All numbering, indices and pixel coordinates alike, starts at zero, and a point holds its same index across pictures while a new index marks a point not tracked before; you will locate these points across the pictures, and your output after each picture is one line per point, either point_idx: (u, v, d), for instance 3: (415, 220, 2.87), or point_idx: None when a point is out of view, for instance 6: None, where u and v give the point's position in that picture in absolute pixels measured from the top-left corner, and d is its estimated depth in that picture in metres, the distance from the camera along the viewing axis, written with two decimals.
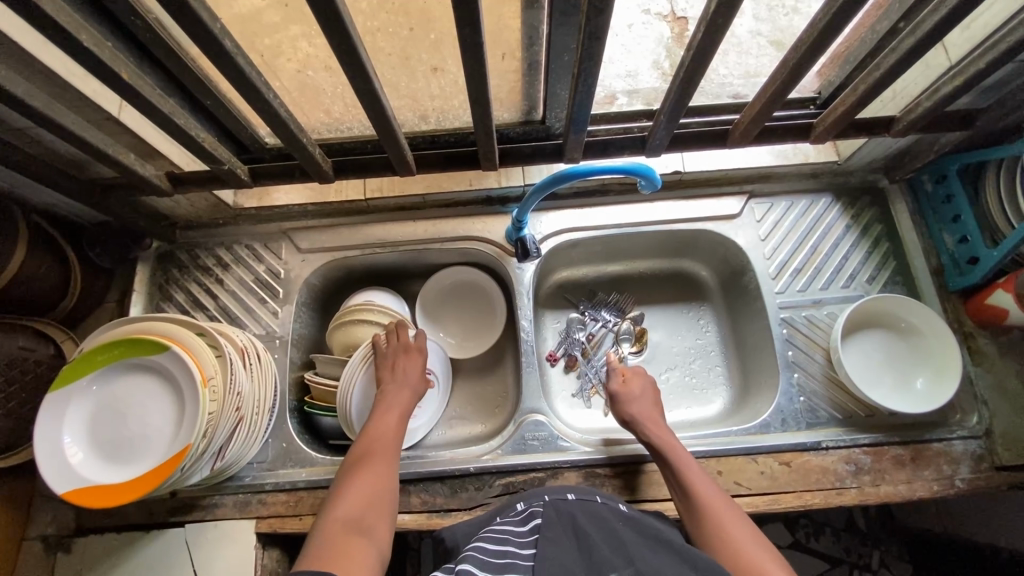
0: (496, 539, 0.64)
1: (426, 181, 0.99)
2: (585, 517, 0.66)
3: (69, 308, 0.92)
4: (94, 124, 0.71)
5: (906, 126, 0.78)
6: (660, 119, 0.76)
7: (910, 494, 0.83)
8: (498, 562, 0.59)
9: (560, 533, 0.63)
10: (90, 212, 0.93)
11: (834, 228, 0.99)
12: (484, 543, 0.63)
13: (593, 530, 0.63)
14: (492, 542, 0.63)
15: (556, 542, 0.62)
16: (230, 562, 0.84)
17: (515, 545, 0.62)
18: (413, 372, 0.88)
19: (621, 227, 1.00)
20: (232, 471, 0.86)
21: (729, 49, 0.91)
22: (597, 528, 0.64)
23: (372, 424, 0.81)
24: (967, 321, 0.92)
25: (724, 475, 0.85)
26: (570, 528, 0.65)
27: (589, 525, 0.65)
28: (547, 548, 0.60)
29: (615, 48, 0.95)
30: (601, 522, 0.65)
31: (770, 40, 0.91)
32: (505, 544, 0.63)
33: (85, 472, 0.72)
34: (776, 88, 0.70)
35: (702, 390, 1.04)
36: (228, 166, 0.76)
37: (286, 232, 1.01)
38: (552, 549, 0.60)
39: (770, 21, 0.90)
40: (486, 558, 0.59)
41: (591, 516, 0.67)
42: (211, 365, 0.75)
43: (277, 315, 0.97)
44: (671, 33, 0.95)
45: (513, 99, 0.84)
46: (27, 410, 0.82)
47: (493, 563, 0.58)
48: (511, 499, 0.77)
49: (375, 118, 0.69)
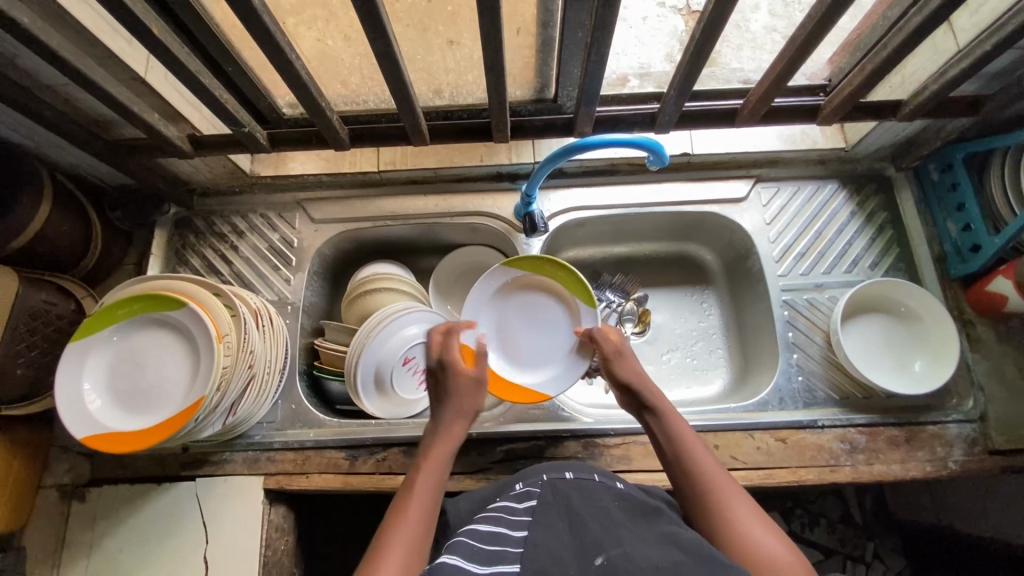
0: (490, 520, 0.61)
1: (438, 155, 1.02)
2: (580, 496, 0.62)
3: (89, 267, 0.95)
4: (122, 83, 0.73)
5: (912, 110, 0.80)
6: (670, 93, 0.78)
7: (904, 473, 0.85)
8: (487, 549, 0.55)
9: (552, 512, 0.59)
10: (112, 175, 0.95)
11: (840, 214, 1.00)
12: (477, 527, 0.60)
13: (586, 511, 0.60)
14: (484, 526, 0.60)
15: (548, 525, 0.57)
16: (238, 516, 0.87)
17: (506, 526, 0.59)
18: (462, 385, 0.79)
19: (628, 207, 1.01)
20: (242, 428, 0.88)
21: (744, 44, 0.91)
22: (592, 508, 0.60)
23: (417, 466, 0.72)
24: (967, 309, 0.93)
25: (721, 449, 0.86)
26: (562, 507, 0.61)
27: (582, 505, 0.61)
28: (536, 532, 0.57)
29: (628, 40, 0.96)
30: (596, 502, 0.61)
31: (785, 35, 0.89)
32: (498, 526, 0.60)
33: (105, 422, 0.75)
34: (785, 65, 0.71)
35: (702, 370, 1.05)
36: (249, 129, 0.79)
37: (300, 202, 1.04)
38: (542, 532, 0.57)
39: (786, 18, 0.88)
40: (476, 547, 0.56)
41: (588, 495, 0.62)
42: (226, 322, 0.77)
43: (290, 283, 1.00)
44: (685, 27, 0.94)
45: (527, 75, 0.85)
46: (49, 360, 0.85)
47: (482, 551, 0.55)
48: (509, 480, 0.75)
49: (393, 83, 0.71)
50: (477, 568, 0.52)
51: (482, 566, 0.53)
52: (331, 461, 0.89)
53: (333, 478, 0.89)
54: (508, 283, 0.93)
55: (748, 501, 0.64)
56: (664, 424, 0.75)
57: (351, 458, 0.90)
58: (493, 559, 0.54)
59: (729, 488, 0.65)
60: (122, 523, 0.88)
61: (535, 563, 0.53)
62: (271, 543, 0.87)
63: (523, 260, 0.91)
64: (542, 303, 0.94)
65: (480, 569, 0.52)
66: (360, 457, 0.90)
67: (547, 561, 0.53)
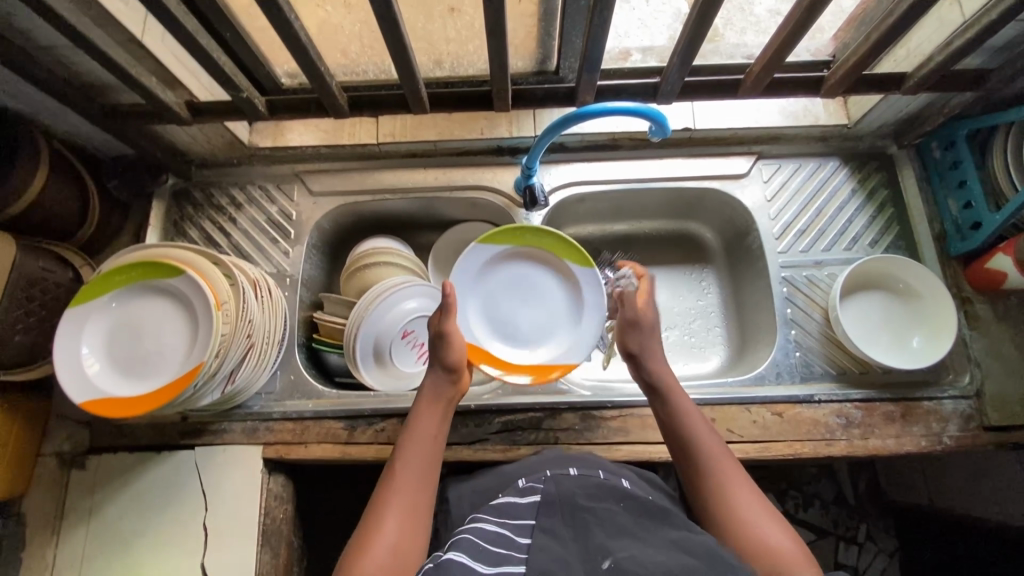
0: (496, 515, 0.62)
1: (438, 127, 1.00)
2: (585, 496, 0.62)
3: (87, 236, 0.95)
4: (119, 45, 0.73)
5: (916, 83, 0.79)
6: (672, 63, 0.77)
7: (898, 448, 0.85)
8: (493, 549, 0.56)
9: (558, 514, 0.60)
10: (109, 144, 0.95)
11: (840, 192, 0.99)
12: (483, 524, 0.60)
13: (592, 510, 0.61)
14: (490, 521, 0.61)
15: (554, 529, 0.59)
16: (237, 484, 0.88)
17: (512, 524, 0.60)
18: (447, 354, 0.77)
19: (629, 183, 1.01)
20: (241, 399, 0.89)
21: (747, 28, 0.90)
22: (597, 507, 0.61)
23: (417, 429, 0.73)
24: (966, 286, 0.93)
25: (717, 422, 0.87)
26: (567, 505, 0.61)
27: (588, 503, 0.62)
28: (542, 533, 0.58)
29: (628, 22, 0.95)
30: (601, 501, 0.62)
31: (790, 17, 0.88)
32: (503, 521, 0.61)
33: (104, 388, 0.75)
34: (789, 33, 0.70)
35: (700, 348, 1.06)
36: (247, 95, 0.78)
37: (299, 175, 1.03)
38: (548, 533, 0.58)
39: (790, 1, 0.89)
40: (483, 546, 0.57)
41: (593, 494, 0.63)
42: (224, 290, 0.77)
43: (289, 255, 1.00)
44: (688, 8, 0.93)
45: (528, 46, 0.84)
46: (48, 327, 0.85)
47: (490, 549, 0.56)
48: (512, 475, 0.78)
49: (393, 47, 0.70)
50: (482, 569, 0.54)
51: (488, 565, 0.54)
52: (330, 431, 0.90)
53: (331, 448, 0.89)
54: (492, 259, 0.93)
55: (750, 490, 0.66)
56: (669, 405, 0.76)
57: (350, 429, 0.90)
58: (500, 559, 0.55)
59: (730, 475, 0.68)
60: (122, 491, 0.88)
61: (542, 563, 0.54)
62: (270, 511, 0.88)
63: (505, 232, 0.91)
64: (535, 272, 0.94)
65: (488, 570, 0.54)
66: (358, 427, 0.90)
67: (555, 563, 0.54)
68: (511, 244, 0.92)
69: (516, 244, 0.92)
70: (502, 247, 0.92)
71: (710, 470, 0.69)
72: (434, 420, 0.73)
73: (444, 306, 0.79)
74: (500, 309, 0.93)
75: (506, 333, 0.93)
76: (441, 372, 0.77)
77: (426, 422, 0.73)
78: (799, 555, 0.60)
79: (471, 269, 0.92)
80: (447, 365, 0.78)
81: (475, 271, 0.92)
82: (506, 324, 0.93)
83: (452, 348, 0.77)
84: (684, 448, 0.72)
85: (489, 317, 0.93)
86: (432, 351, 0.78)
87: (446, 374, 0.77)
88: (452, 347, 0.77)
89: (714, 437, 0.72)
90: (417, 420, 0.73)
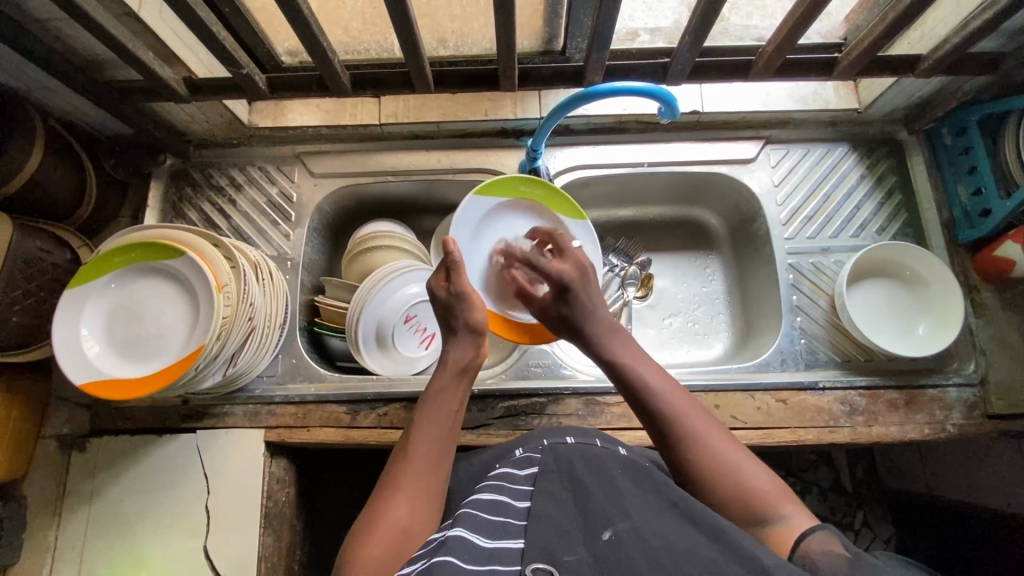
0: (492, 488, 0.62)
1: (441, 108, 0.98)
2: (583, 465, 0.63)
3: (85, 217, 0.93)
4: (113, 17, 0.71)
5: (931, 66, 0.78)
6: (683, 41, 0.74)
7: (902, 435, 0.85)
8: (492, 520, 0.56)
9: (556, 485, 0.60)
10: (105, 122, 0.93)
11: (849, 177, 0.98)
12: (480, 496, 0.61)
13: (591, 480, 0.60)
14: (486, 494, 0.61)
15: (551, 497, 0.58)
16: (239, 468, 0.87)
17: (509, 495, 0.60)
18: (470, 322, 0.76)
19: (636, 167, 0.99)
20: (242, 381, 0.88)
21: (753, 10, 0.90)
22: (596, 477, 0.60)
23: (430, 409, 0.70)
24: (973, 274, 0.92)
25: (721, 408, 0.87)
26: (566, 477, 0.62)
27: (587, 475, 0.61)
28: (539, 503, 0.58)
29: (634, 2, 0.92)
30: (600, 470, 0.61)
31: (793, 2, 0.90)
32: (500, 494, 0.61)
33: (103, 368, 0.74)
34: (804, 12, 0.69)
35: (704, 335, 1.05)
36: (247, 72, 0.77)
37: (300, 156, 1.01)
38: (545, 504, 0.58)
39: None
40: (482, 517, 0.57)
41: (591, 463, 0.63)
42: (225, 272, 0.76)
43: (289, 238, 0.98)
44: None
45: (535, 25, 0.82)
46: (47, 309, 0.84)
47: (488, 522, 0.56)
48: (510, 446, 0.77)
49: (398, 23, 0.69)
50: (483, 540, 0.54)
51: (488, 538, 0.54)
52: (332, 415, 0.89)
53: (334, 432, 0.89)
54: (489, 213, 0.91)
55: (722, 432, 0.65)
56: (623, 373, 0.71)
57: (353, 413, 0.90)
58: (499, 531, 0.55)
59: (699, 420, 0.66)
60: (123, 473, 0.88)
61: (541, 537, 0.53)
62: (272, 494, 0.88)
63: (501, 184, 0.90)
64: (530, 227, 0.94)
65: (487, 543, 0.53)
66: (361, 411, 0.90)
67: (553, 535, 0.53)
68: (503, 197, 0.92)
69: (508, 196, 0.92)
70: (495, 202, 0.91)
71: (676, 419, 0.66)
72: (456, 394, 0.72)
73: (450, 264, 0.77)
74: (499, 267, 0.92)
75: (507, 291, 0.92)
76: (468, 336, 0.76)
77: (449, 396, 0.72)
78: (781, 490, 0.60)
79: (468, 225, 0.90)
80: (472, 327, 0.76)
81: (472, 226, 0.90)
82: (505, 283, 0.92)
83: (476, 308, 0.76)
84: (645, 402, 0.68)
85: (488, 276, 0.91)
86: (453, 313, 0.76)
87: (472, 338, 0.76)
88: (475, 307, 0.76)
89: (671, 382, 0.70)
90: (437, 396, 0.71)
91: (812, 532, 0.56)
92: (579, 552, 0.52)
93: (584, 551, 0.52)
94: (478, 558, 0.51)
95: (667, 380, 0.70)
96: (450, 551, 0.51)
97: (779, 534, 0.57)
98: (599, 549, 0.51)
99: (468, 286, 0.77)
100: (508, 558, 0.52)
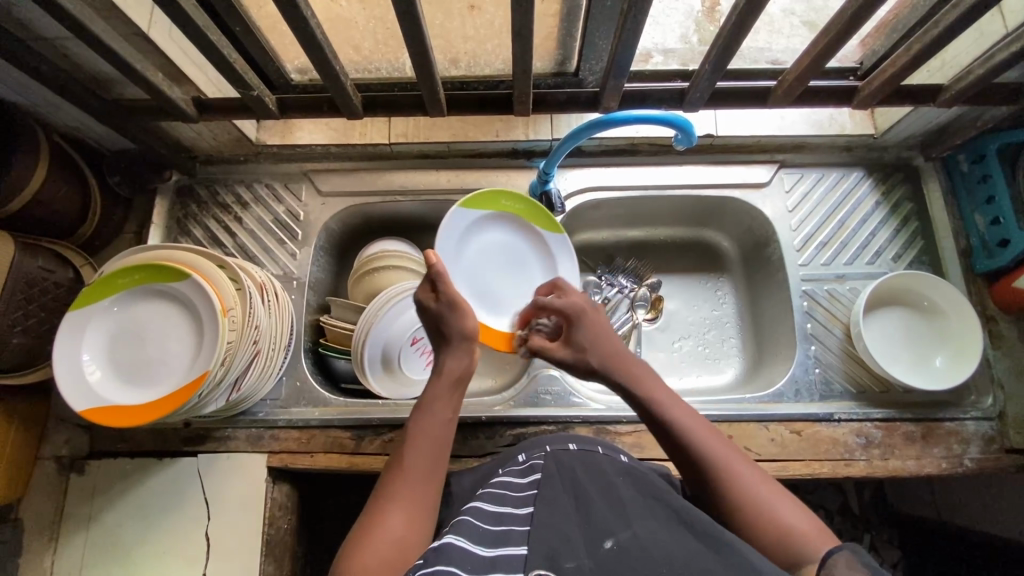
0: (494, 498, 0.60)
1: (451, 129, 0.97)
2: (584, 472, 0.61)
3: (87, 234, 0.92)
4: (124, 38, 0.70)
5: (952, 97, 0.77)
6: (704, 68, 0.73)
7: (918, 469, 0.84)
8: (494, 530, 0.54)
9: (557, 489, 0.59)
10: (111, 138, 0.91)
11: (864, 204, 0.97)
12: (481, 505, 0.58)
13: (592, 489, 0.58)
14: (488, 504, 0.58)
15: (553, 502, 0.56)
16: (240, 493, 0.85)
17: (512, 504, 0.58)
18: (456, 332, 0.73)
19: (647, 189, 0.98)
20: (245, 406, 0.86)
21: (761, 27, 0.89)
22: (598, 486, 0.59)
23: (418, 418, 0.68)
24: (991, 305, 0.91)
25: (734, 440, 0.85)
26: (566, 482, 0.60)
27: (588, 482, 0.59)
28: (542, 509, 0.56)
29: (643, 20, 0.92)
30: (601, 479, 0.60)
31: (803, 20, 0.88)
32: (503, 504, 0.58)
33: (103, 392, 0.72)
34: (828, 41, 0.67)
35: (715, 359, 1.03)
36: (257, 93, 0.75)
37: (307, 173, 1.00)
38: (546, 509, 0.56)
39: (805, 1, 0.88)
40: (484, 527, 0.54)
41: (593, 471, 0.61)
42: (232, 296, 0.74)
43: (295, 257, 0.97)
44: (703, 8, 0.91)
45: (548, 47, 0.80)
46: (46, 329, 0.82)
47: (488, 532, 0.54)
48: (512, 451, 0.72)
49: (414, 49, 0.68)
50: (484, 551, 0.51)
51: (488, 547, 0.52)
52: (337, 441, 0.88)
53: (338, 458, 0.87)
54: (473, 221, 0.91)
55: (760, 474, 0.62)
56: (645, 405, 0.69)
57: (358, 438, 0.88)
58: (500, 539, 0.53)
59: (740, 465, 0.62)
60: (123, 498, 0.86)
61: (543, 543, 0.51)
62: (274, 521, 0.86)
63: (482, 197, 0.90)
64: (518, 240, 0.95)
65: (487, 552, 0.51)
66: (366, 437, 0.88)
67: (554, 542, 0.51)
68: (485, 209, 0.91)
69: (495, 208, 0.92)
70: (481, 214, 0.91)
71: (710, 460, 0.62)
72: (450, 404, 0.70)
73: (434, 275, 0.73)
74: (482, 275, 0.93)
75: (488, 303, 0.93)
76: (461, 345, 0.73)
77: (441, 406, 0.69)
78: (819, 531, 0.56)
79: (452, 238, 0.89)
80: (465, 333, 0.74)
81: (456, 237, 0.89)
82: (488, 295, 0.93)
83: (464, 316, 0.73)
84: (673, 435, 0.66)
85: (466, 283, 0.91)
86: (442, 323, 0.74)
87: (466, 345, 0.74)
88: (467, 314, 0.74)
89: (702, 423, 0.66)
90: (430, 403, 0.69)
91: (838, 549, 0.52)
92: (581, 558, 0.49)
93: (586, 558, 0.49)
94: (479, 568, 0.49)
95: (698, 418, 0.67)
96: (452, 561, 0.49)
97: (811, 575, 0.53)
98: (601, 555, 0.49)
99: (458, 293, 0.74)
100: (511, 567, 0.49)
